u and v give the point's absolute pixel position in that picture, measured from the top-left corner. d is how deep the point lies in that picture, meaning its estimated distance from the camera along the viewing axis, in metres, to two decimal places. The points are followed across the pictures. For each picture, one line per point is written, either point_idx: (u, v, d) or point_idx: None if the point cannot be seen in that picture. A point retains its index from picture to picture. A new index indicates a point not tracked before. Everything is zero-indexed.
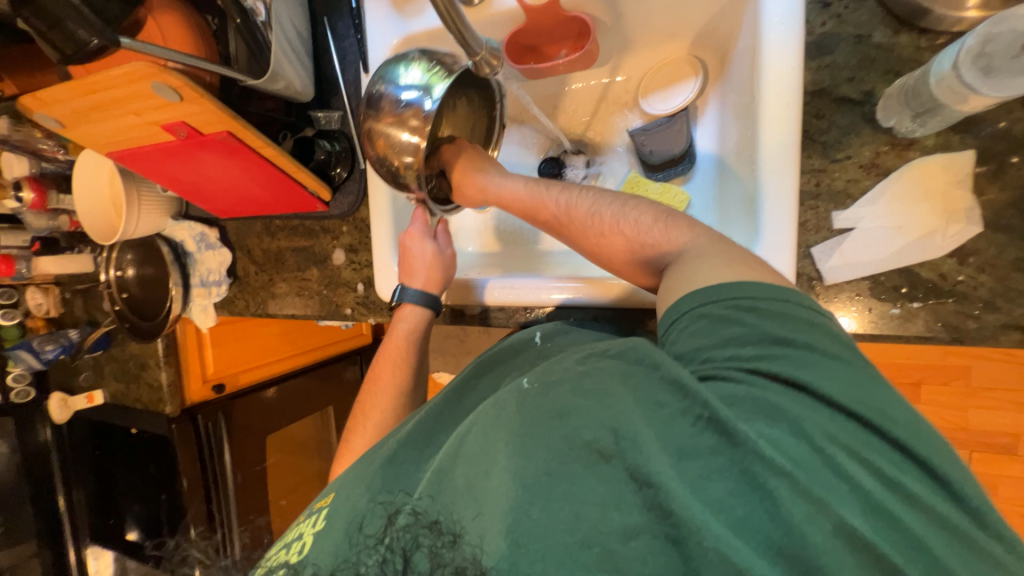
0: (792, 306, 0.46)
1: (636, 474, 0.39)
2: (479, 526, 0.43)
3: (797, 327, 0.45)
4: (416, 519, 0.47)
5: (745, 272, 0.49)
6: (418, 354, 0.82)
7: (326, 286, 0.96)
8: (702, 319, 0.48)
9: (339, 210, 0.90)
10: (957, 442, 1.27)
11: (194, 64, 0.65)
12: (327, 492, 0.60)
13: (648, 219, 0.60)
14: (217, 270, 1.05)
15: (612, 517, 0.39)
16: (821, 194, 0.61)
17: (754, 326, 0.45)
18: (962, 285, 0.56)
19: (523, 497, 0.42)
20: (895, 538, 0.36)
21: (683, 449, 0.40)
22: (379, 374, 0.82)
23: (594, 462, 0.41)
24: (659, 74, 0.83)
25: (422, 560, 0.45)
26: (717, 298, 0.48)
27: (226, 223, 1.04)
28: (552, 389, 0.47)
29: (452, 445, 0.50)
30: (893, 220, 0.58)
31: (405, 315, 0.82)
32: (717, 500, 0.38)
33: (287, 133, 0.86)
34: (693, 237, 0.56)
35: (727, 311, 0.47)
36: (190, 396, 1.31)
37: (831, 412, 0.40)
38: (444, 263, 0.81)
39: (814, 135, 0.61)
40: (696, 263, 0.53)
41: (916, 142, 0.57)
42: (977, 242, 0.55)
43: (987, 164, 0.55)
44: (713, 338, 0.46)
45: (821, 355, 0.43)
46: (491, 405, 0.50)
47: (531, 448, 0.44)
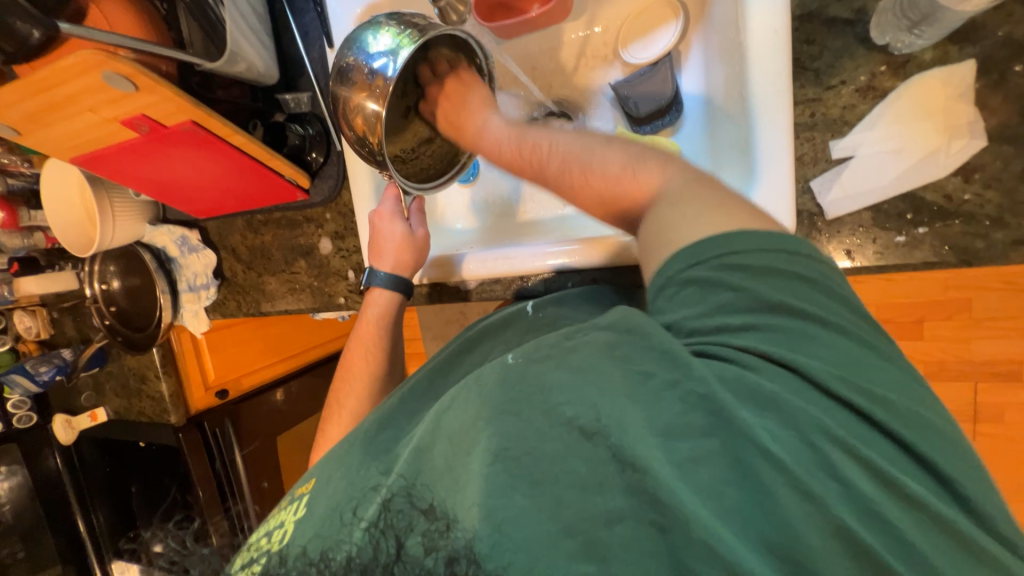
0: (789, 273, 0.41)
1: (620, 456, 0.38)
2: (468, 515, 0.41)
3: (786, 291, 0.41)
4: (403, 500, 0.47)
5: (739, 220, 0.44)
6: (393, 334, 0.80)
7: (316, 277, 0.93)
8: (690, 285, 0.43)
9: (320, 197, 0.87)
10: (964, 375, 1.27)
11: (145, 48, 0.61)
12: (306, 479, 0.61)
13: (626, 158, 0.52)
14: (204, 273, 1.02)
15: (597, 501, 0.39)
16: (817, 124, 0.58)
17: (741, 289, 0.41)
18: (968, 204, 0.54)
19: (507, 484, 0.41)
20: (885, 527, 0.35)
21: (674, 433, 0.39)
22: (353, 358, 0.80)
23: (578, 441, 0.40)
24: (638, 20, 0.79)
25: (409, 544, 0.44)
26: (709, 254, 0.43)
27: (206, 224, 1.01)
28: (535, 366, 0.45)
29: (433, 419, 0.50)
30: (893, 142, 0.55)
31: (375, 300, 0.80)
32: (709, 487, 0.37)
33: (256, 121, 0.81)
34: (668, 179, 0.49)
35: (719, 272, 0.42)
36: (195, 404, 1.29)
37: (822, 400, 0.38)
38: (414, 247, 0.78)
39: (805, 62, 0.58)
40: (679, 209, 0.46)
41: (913, 58, 0.55)
42: (982, 157, 0.53)
43: (988, 74, 0.52)
44: (705, 304, 0.42)
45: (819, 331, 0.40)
46: (473, 380, 0.49)
47: (513, 430, 0.42)
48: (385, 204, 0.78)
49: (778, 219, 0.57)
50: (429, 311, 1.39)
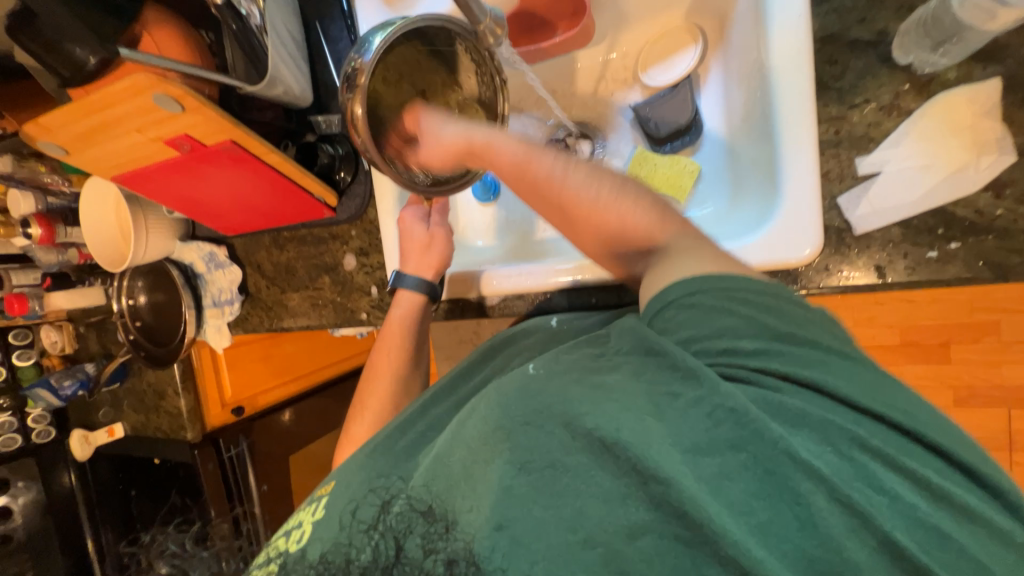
0: (783, 305, 0.44)
1: (640, 468, 0.37)
2: (472, 518, 0.41)
3: (802, 325, 0.43)
4: (407, 507, 0.46)
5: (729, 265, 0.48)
6: (420, 344, 0.81)
7: (339, 292, 0.95)
8: (691, 309, 0.46)
9: (347, 214, 0.89)
10: (995, 401, 1.23)
11: (193, 72, 0.64)
12: (327, 480, 0.58)
13: (648, 209, 0.55)
14: (229, 288, 1.04)
15: (617, 514, 0.37)
16: (842, 141, 0.59)
17: (747, 318, 0.43)
18: (1001, 220, 0.53)
19: (526, 493, 0.40)
20: (936, 555, 0.34)
21: (697, 446, 0.38)
22: (379, 358, 0.80)
23: (598, 452, 0.39)
24: (657, 46, 0.82)
25: (408, 547, 0.44)
26: (707, 290, 0.46)
27: (233, 240, 1.04)
28: (554, 379, 0.45)
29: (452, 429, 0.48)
30: (921, 159, 0.56)
31: (401, 300, 0.80)
32: (741, 501, 0.36)
33: (288, 142, 0.86)
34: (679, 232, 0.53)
35: (722, 301, 0.44)
36: (211, 422, 1.28)
37: (852, 415, 0.39)
38: (438, 244, 0.80)
39: (828, 82, 0.59)
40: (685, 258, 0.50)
41: (937, 77, 0.56)
42: (1012, 172, 0.53)
43: (1013, 92, 0.53)
44: (705, 329, 0.44)
45: (836, 358, 0.41)
46: (494, 388, 0.48)
47: (533, 441, 0.41)
48: (413, 211, 0.81)
49: (804, 238, 0.58)
50: (444, 330, 1.39)
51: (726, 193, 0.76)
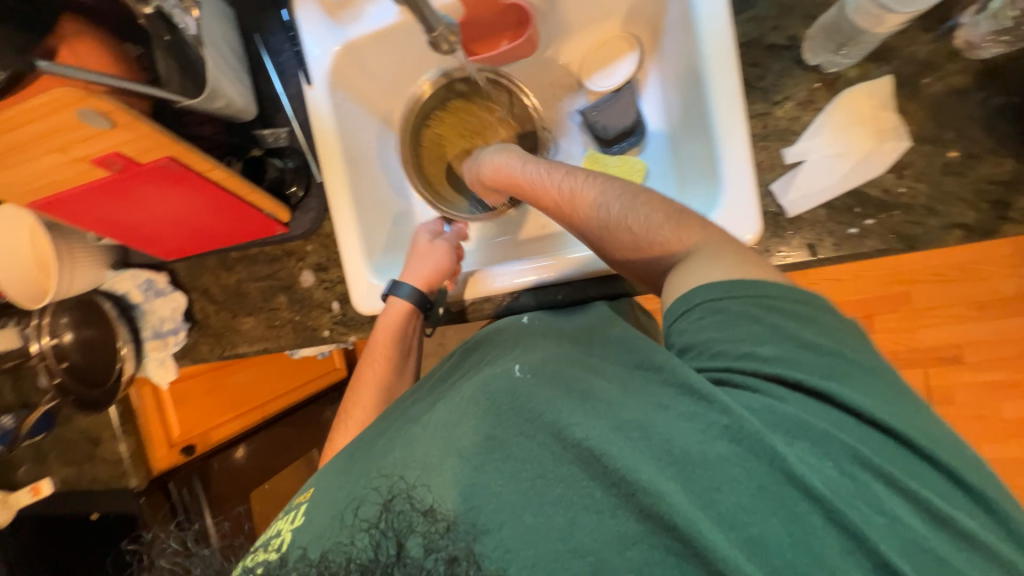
0: (819, 316, 0.51)
1: (628, 480, 0.42)
2: (470, 518, 0.43)
3: (826, 334, 0.50)
4: (405, 501, 0.47)
5: (758, 272, 0.53)
6: (404, 352, 0.83)
7: (298, 311, 0.91)
8: (717, 314, 0.52)
9: (301, 229, 0.87)
10: (915, 361, 1.38)
11: (123, 85, 0.60)
12: (306, 488, 0.58)
13: (659, 216, 0.61)
14: (172, 316, 0.97)
15: (609, 525, 0.41)
16: (769, 134, 0.65)
17: (769, 326, 0.50)
18: (904, 196, 0.61)
19: (521, 504, 0.43)
20: (904, 553, 0.40)
21: (690, 458, 0.43)
22: (364, 369, 0.83)
23: (589, 463, 0.43)
24: (599, 53, 0.87)
25: (409, 545, 0.44)
26: (736, 297, 0.52)
27: (175, 265, 0.97)
28: (542, 390, 0.49)
29: (439, 438, 0.49)
30: (835, 147, 0.63)
31: (392, 310, 0.81)
32: (733, 515, 0.41)
33: (233, 157, 0.82)
34: (703, 239, 0.58)
35: (751, 308, 0.51)
36: (157, 465, 1.18)
37: (859, 429, 0.45)
38: (435, 257, 0.81)
39: (753, 82, 0.66)
40: (707, 261, 0.56)
41: (842, 75, 0.63)
42: (909, 156, 0.61)
43: (903, 87, 0.61)
44: (729, 333, 0.50)
45: (857, 371, 0.48)
46: (481, 393, 0.51)
47: (525, 452, 0.45)
48: (423, 231, 0.84)
49: (745, 223, 0.63)
50: None
51: (672, 188, 0.81)
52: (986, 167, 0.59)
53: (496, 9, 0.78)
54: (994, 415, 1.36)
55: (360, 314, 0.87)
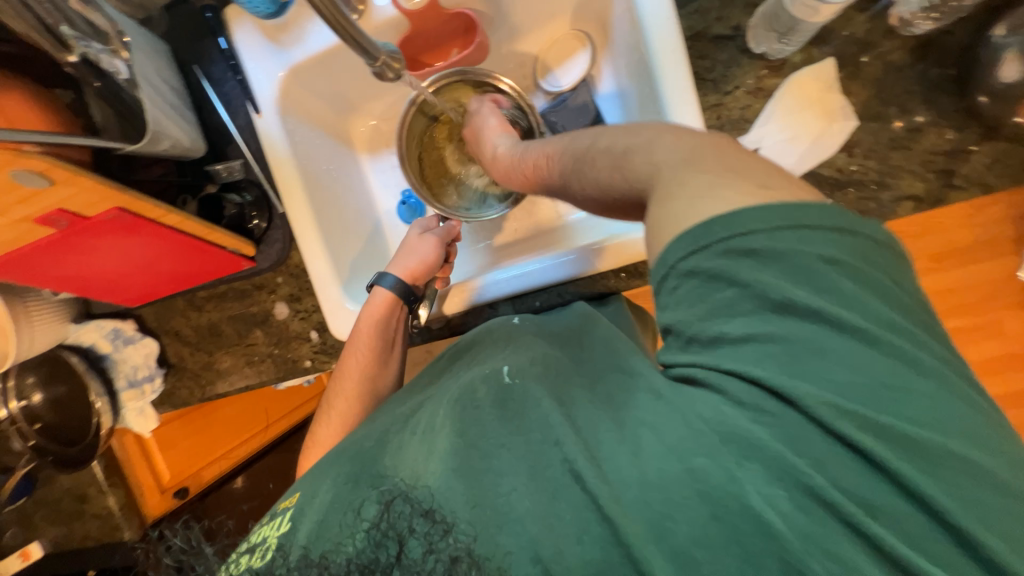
0: (862, 268, 0.41)
1: (598, 505, 0.42)
2: (467, 520, 0.46)
3: (827, 289, 0.40)
4: (405, 502, 0.49)
5: (746, 202, 0.42)
6: (390, 344, 0.78)
7: (276, 345, 0.89)
8: (692, 278, 0.43)
9: (268, 262, 0.84)
10: None
11: (60, 140, 0.57)
12: (291, 492, 0.59)
13: (606, 164, 0.55)
14: (145, 364, 0.94)
15: (574, 551, 0.43)
16: (724, 125, 0.66)
17: (745, 285, 0.41)
18: (856, 174, 0.63)
19: (492, 520, 0.45)
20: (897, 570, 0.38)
21: (648, 483, 0.42)
22: (348, 358, 0.77)
23: (567, 482, 0.44)
24: (551, 53, 0.86)
25: (410, 544, 0.48)
26: (713, 240, 0.42)
27: (141, 311, 0.93)
28: (527, 390, 0.51)
29: (427, 441, 0.53)
30: (788, 132, 0.64)
31: (375, 299, 0.78)
32: (684, 549, 0.40)
33: (187, 196, 0.79)
34: (663, 166, 0.49)
35: (722, 266, 0.42)
36: (150, 511, 1.20)
37: (847, 447, 0.39)
38: (420, 253, 0.79)
39: (703, 74, 0.66)
40: (682, 196, 0.45)
41: (787, 61, 0.64)
42: (857, 134, 0.63)
43: (845, 67, 0.63)
44: (703, 305, 0.43)
45: (858, 346, 0.39)
46: (465, 398, 0.53)
47: (504, 464, 0.47)
48: (414, 227, 0.83)
49: None
50: None
51: None
52: (929, 139, 0.61)
53: (441, 20, 0.76)
54: None
55: (340, 341, 0.86)
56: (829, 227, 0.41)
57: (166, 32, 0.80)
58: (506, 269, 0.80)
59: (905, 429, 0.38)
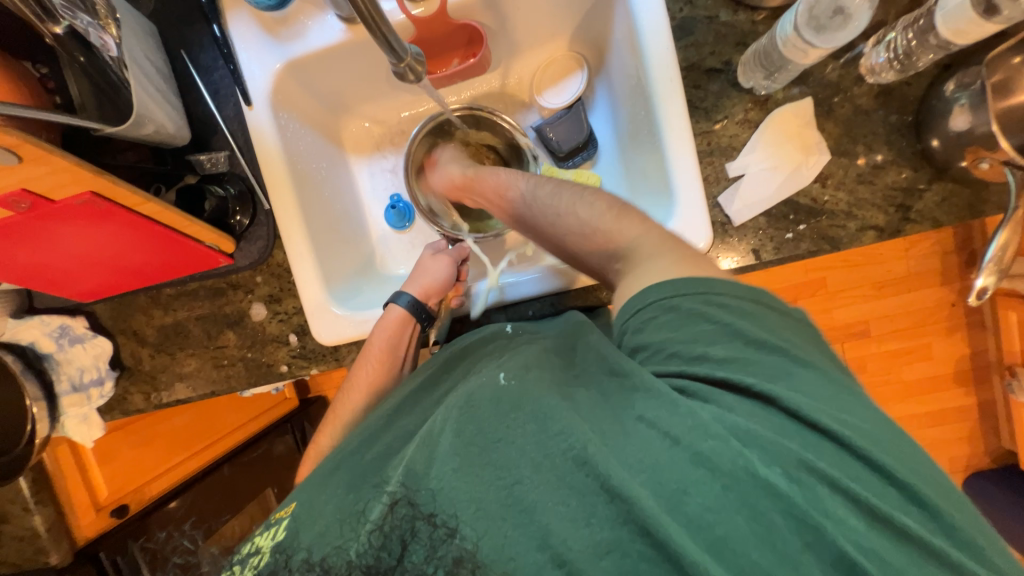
0: (763, 313, 0.51)
1: (608, 487, 0.42)
2: (476, 522, 0.44)
3: (769, 329, 0.50)
4: (407, 508, 0.47)
5: (702, 271, 0.55)
6: (400, 362, 0.77)
7: (249, 348, 0.84)
8: (671, 311, 0.52)
9: (248, 260, 0.81)
10: (833, 339, 1.54)
11: (37, 115, 0.50)
12: (286, 502, 0.57)
13: (598, 212, 0.66)
14: (94, 365, 0.85)
15: (584, 533, 0.42)
16: (714, 151, 0.71)
17: (718, 323, 0.50)
18: (828, 203, 0.69)
19: (498, 514, 0.44)
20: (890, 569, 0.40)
21: (659, 466, 0.43)
22: (358, 373, 0.76)
23: (571, 472, 0.44)
24: (548, 72, 0.89)
25: (413, 548, 0.45)
26: (687, 292, 0.53)
27: (94, 307, 0.86)
28: (529, 388, 0.49)
29: (424, 444, 0.49)
30: (770, 161, 0.69)
31: (387, 320, 0.77)
32: (678, 503, 0.41)
33: (161, 185, 0.75)
34: (642, 233, 0.62)
35: (701, 308, 0.51)
36: (82, 532, 1.04)
37: (799, 433, 0.44)
38: (433, 273, 0.80)
39: (696, 103, 0.71)
40: (649, 265, 0.58)
41: (771, 97, 0.70)
42: (830, 167, 0.69)
43: (821, 107, 0.69)
44: (681, 333, 0.51)
45: (796, 368, 0.47)
46: (462, 399, 0.51)
47: (505, 456, 0.46)
48: (427, 248, 0.84)
49: (698, 233, 0.68)
50: None
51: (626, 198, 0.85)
52: (889, 176, 0.68)
53: (448, 29, 0.77)
54: (896, 378, 1.56)
55: (322, 346, 0.82)
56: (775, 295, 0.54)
57: (154, 14, 0.77)
58: (507, 281, 0.79)
59: (841, 437, 0.43)
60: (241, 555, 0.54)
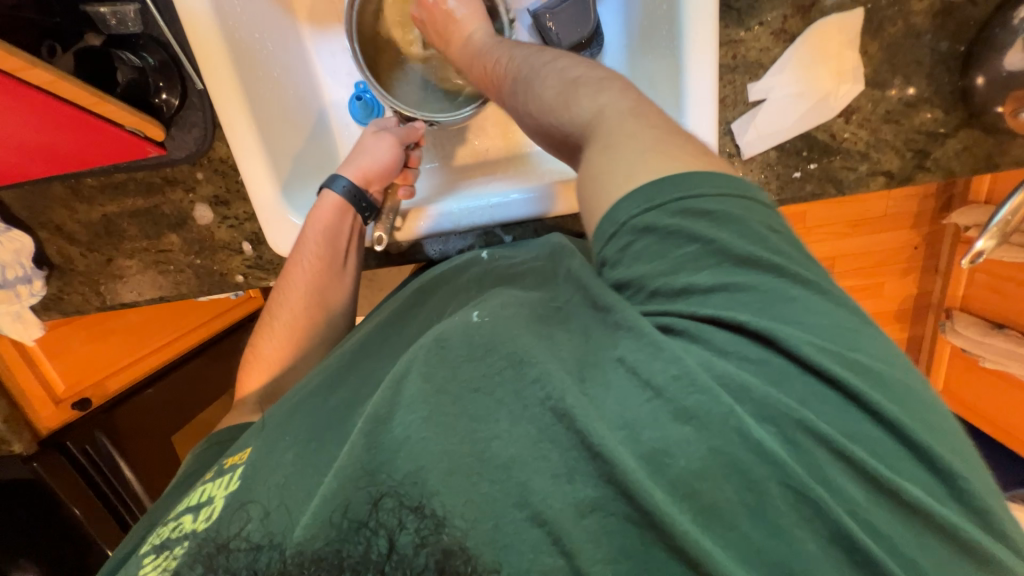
0: (748, 217, 0.42)
1: (588, 443, 0.37)
2: (451, 486, 0.38)
3: (760, 243, 0.42)
4: (377, 475, 0.41)
5: (669, 165, 0.44)
6: (341, 256, 0.71)
7: (198, 254, 0.76)
8: (648, 233, 0.43)
9: (183, 152, 0.68)
10: None
11: None
12: (240, 448, 0.55)
13: (554, 78, 0.55)
14: (15, 262, 0.75)
15: (566, 491, 0.37)
16: (738, 66, 0.61)
17: (705, 240, 0.42)
18: (847, 142, 0.63)
19: (475, 470, 0.39)
20: None
21: (639, 421, 0.38)
22: (290, 274, 0.70)
23: (549, 422, 0.39)
24: None
25: (387, 518, 0.39)
26: (663, 200, 0.42)
27: (1, 194, 0.73)
28: (503, 329, 0.45)
29: (389, 387, 0.44)
30: (797, 87, 0.61)
31: (319, 209, 0.68)
32: (684, 482, 0.36)
33: (54, 44, 0.60)
34: (600, 109, 0.49)
35: (682, 224, 0.42)
36: (43, 424, 1.02)
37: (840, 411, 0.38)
38: (374, 155, 0.70)
39: (730, 1, 0.59)
40: (608, 156, 0.46)
41: (817, 4, 0.59)
42: (859, 100, 0.61)
43: (869, 23, 0.59)
44: (664, 262, 0.43)
45: (794, 295, 0.41)
46: (433, 342, 0.46)
47: (481, 406, 0.41)
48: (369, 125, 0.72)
49: None
50: None
51: None
52: (918, 117, 0.62)
53: None
54: None
55: (280, 257, 0.75)
56: (763, 197, 0.44)
57: None
58: (457, 198, 0.73)
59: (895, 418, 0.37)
60: (194, 501, 0.51)
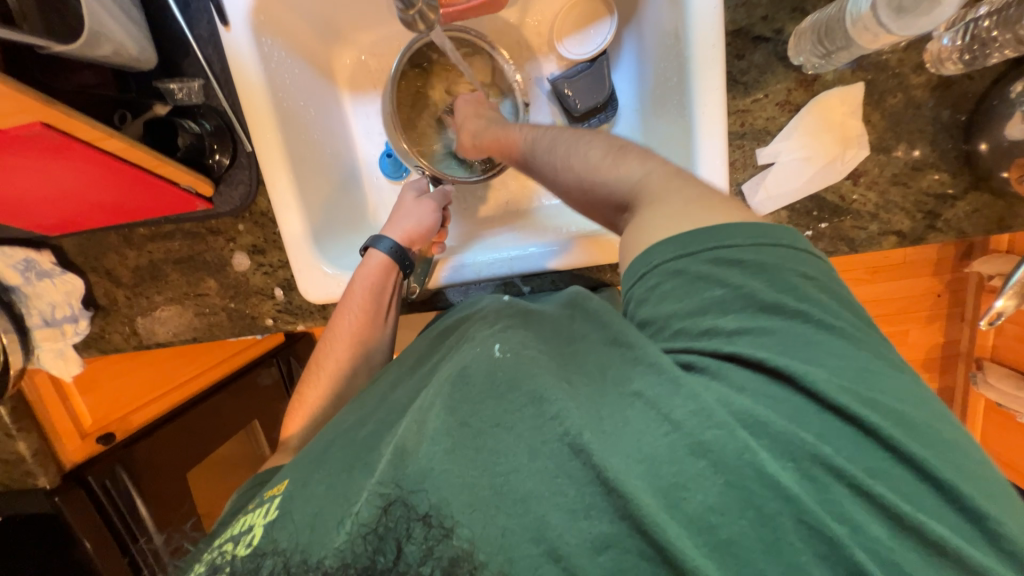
0: (784, 267, 0.44)
1: (603, 475, 0.38)
2: (469, 516, 0.39)
3: (797, 292, 0.43)
4: (400, 507, 0.41)
5: (711, 218, 0.47)
6: (381, 313, 0.74)
7: (232, 299, 0.80)
8: (678, 276, 0.46)
9: (228, 206, 0.74)
10: None
11: None
12: (279, 481, 0.54)
13: (596, 146, 0.58)
14: (66, 303, 0.81)
15: (581, 527, 0.37)
16: (746, 133, 0.65)
17: (736, 286, 0.44)
18: (856, 203, 0.65)
19: (491, 504, 0.39)
20: None
21: (657, 457, 0.38)
22: (335, 323, 0.73)
23: (566, 457, 0.39)
24: (571, 14, 0.79)
25: (408, 551, 0.40)
26: (699, 248, 0.46)
27: (62, 241, 0.80)
28: (526, 367, 0.44)
29: (414, 423, 0.45)
30: (804, 152, 0.64)
31: (368, 264, 0.73)
32: (701, 516, 0.36)
33: (125, 113, 0.68)
34: (645, 173, 0.53)
35: (712, 270, 0.45)
36: (71, 458, 1.04)
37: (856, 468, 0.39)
38: (417, 216, 0.75)
39: (736, 76, 0.64)
40: (652, 214, 0.50)
41: (819, 78, 0.63)
42: (865, 164, 0.64)
43: (871, 95, 0.63)
44: (690, 303, 0.45)
45: (813, 337, 0.42)
46: (455, 377, 0.46)
47: (501, 443, 0.41)
48: (408, 190, 0.78)
49: None
50: None
51: None
52: (926, 180, 0.64)
53: None
54: None
55: (309, 303, 0.79)
56: (802, 249, 0.46)
57: None
58: (485, 249, 0.76)
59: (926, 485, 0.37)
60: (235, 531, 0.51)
